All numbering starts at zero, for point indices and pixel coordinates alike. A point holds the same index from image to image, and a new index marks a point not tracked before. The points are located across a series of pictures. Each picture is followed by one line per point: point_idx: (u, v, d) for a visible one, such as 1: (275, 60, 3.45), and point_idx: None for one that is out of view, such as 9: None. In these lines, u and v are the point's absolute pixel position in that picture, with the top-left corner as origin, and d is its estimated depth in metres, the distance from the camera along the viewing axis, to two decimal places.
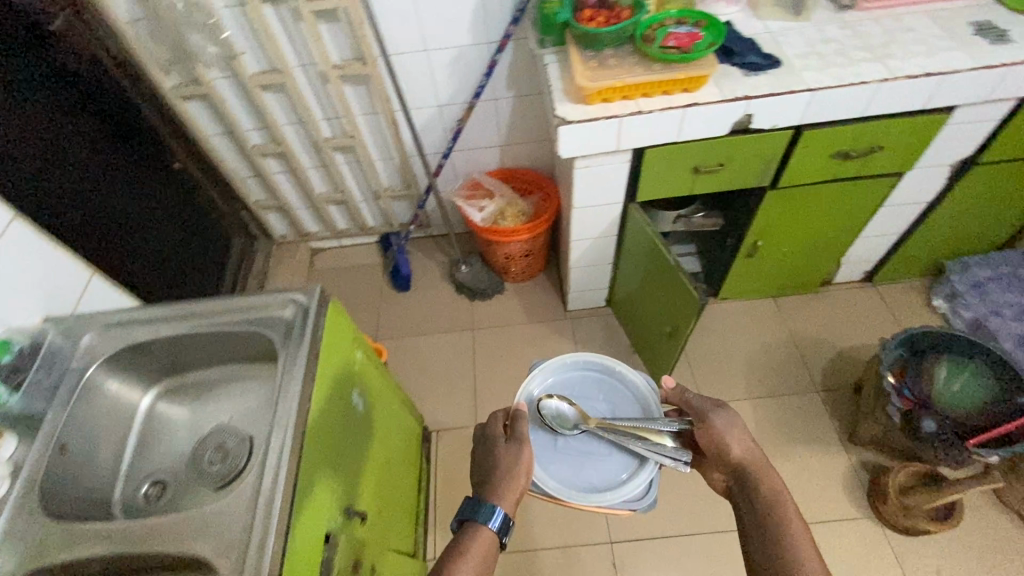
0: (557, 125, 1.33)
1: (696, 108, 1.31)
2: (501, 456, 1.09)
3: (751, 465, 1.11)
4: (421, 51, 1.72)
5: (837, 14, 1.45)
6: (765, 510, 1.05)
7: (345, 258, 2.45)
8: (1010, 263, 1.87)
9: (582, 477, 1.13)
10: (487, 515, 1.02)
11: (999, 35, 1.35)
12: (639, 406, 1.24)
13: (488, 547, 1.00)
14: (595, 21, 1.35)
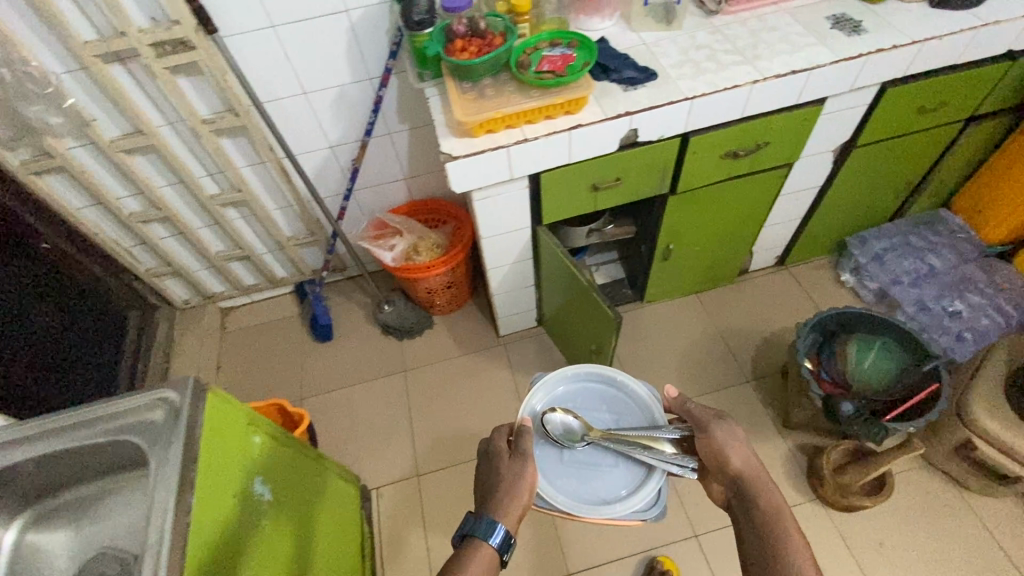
0: (443, 162, 1.27)
1: (580, 129, 1.30)
2: (504, 472, 1.09)
3: (749, 479, 1.07)
4: (300, 95, 1.63)
5: (705, 19, 1.48)
6: (764, 526, 1.01)
7: (260, 313, 2.30)
8: (902, 233, 1.97)
9: (589, 487, 1.18)
10: (489, 531, 1.00)
11: (853, 27, 1.41)
12: (640, 414, 1.28)
13: (490, 564, 0.98)
14: (467, 52, 1.30)
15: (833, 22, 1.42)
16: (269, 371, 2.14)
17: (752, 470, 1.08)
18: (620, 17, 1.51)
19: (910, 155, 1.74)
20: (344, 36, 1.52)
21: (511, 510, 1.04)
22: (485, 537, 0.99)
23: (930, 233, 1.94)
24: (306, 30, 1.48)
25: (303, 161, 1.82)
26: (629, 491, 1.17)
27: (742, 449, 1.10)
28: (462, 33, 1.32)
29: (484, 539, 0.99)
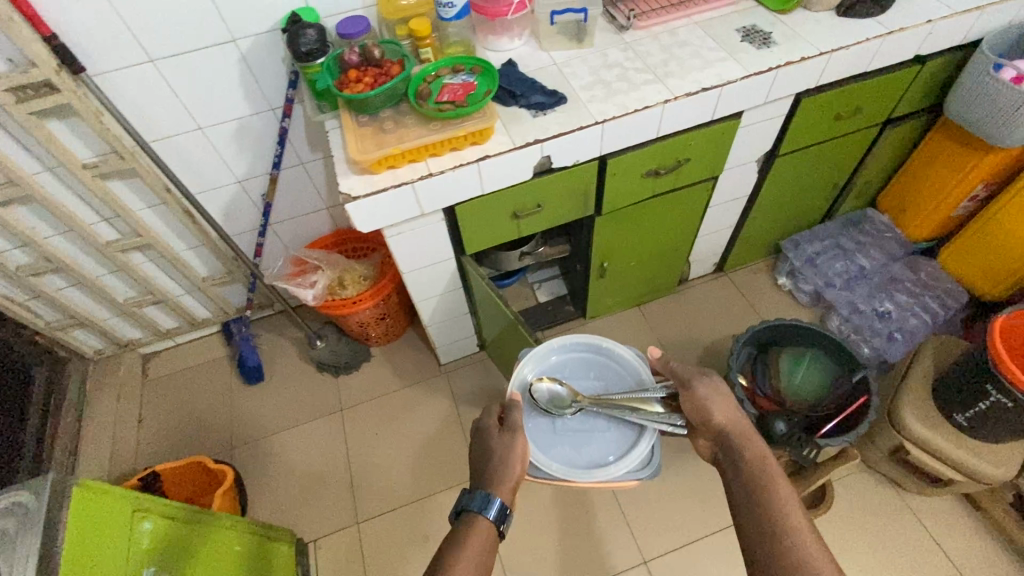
0: (342, 203, 1.18)
1: (488, 160, 1.22)
2: (497, 445, 1.18)
3: (736, 433, 1.10)
4: (195, 130, 1.51)
5: (617, 35, 1.43)
6: (753, 473, 1.02)
7: (186, 356, 2.16)
8: (832, 235, 1.99)
9: (581, 451, 1.34)
10: (484, 503, 1.06)
11: (763, 39, 1.38)
12: (627, 380, 1.43)
13: (487, 534, 1.03)
14: (361, 83, 1.21)
15: (743, 35, 1.39)
16: (195, 420, 2.00)
17: (737, 427, 1.11)
18: (529, 35, 1.45)
19: (833, 160, 1.75)
20: (236, 66, 1.41)
21: (503, 484, 1.11)
22: (481, 509, 1.05)
23: (859, 234, 1.97)
24: (192, 62, 1.37)
25: (210, 198, 1.70)
26: (616, 455, 1.33)
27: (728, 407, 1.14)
28: (355, 62, 1.23)
29: (479, 511, 1.05)
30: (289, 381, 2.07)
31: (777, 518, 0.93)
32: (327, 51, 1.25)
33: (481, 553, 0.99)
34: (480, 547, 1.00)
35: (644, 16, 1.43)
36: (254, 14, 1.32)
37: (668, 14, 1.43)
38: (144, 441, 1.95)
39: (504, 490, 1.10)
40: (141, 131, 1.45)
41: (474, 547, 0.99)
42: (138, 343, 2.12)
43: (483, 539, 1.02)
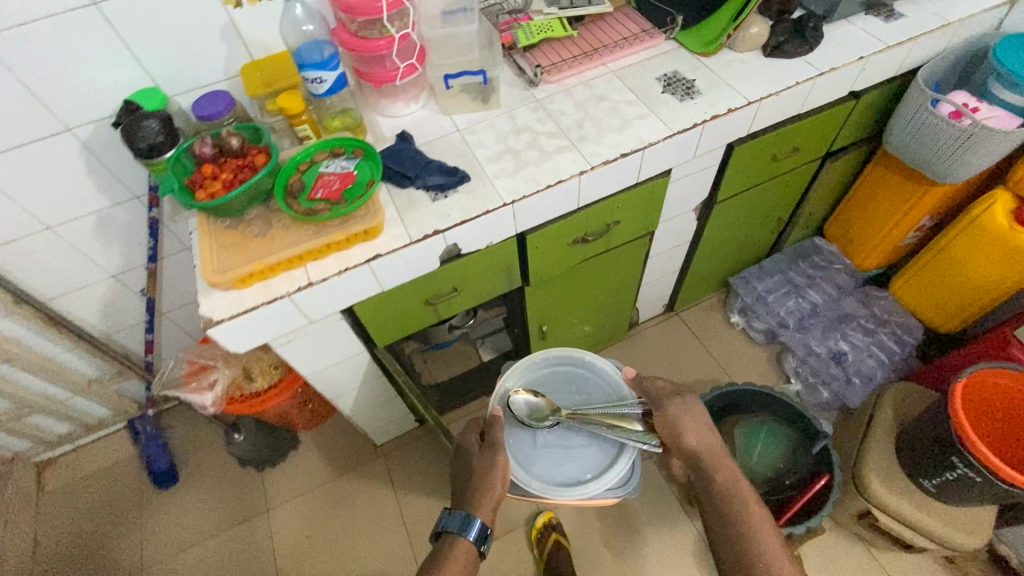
0: (203, 330, 0.98)
1: (382, 259, 1.04)
2: (479, 466, 1.14)
3: (707, 455, 1.13)
4: (44, 231, 1.28)
5: (525, 91, 1.26)
6: (728, 500, 1.07)
7: (84, 462, 1.89)
8: (780, 268, 1.89)
9: (556, 463, 1.22)
10: (463, 525, 1.04)
11: (686, 88, 1.24)
12: (608, 396, 1.29)
13: (466, 556, 1.02)
14: (217, 181, 1.01)
15: (664, 84, 1.25)
16: (100, 539, 1.75)
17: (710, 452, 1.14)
18: (428, 97, 1.27)
19: (775, 197, 1.64)
20: (81, 158, 1.19)
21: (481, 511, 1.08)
22: (461, 530, 1.04)
23: (808, 265, 1.87)
24: (21, 160, 1.14)
25: (81, 297, 1.46)
26: (594, 474, 1.20)
27: (698, 433, 1.14)
28: (209, 155, 1.03)
29: (459, 533, 1.04)
30: (206, 480, 1.83)
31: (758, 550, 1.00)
32: (175, 143, 1.04)
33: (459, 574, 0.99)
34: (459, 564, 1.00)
35: (557, 68, 1.27)
36: (87, 99, 1.10)
37: (582, 63, 1.27)
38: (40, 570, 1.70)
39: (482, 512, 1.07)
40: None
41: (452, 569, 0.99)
42: (27, 453, 1.85)
43: (461, 559, 1.01)
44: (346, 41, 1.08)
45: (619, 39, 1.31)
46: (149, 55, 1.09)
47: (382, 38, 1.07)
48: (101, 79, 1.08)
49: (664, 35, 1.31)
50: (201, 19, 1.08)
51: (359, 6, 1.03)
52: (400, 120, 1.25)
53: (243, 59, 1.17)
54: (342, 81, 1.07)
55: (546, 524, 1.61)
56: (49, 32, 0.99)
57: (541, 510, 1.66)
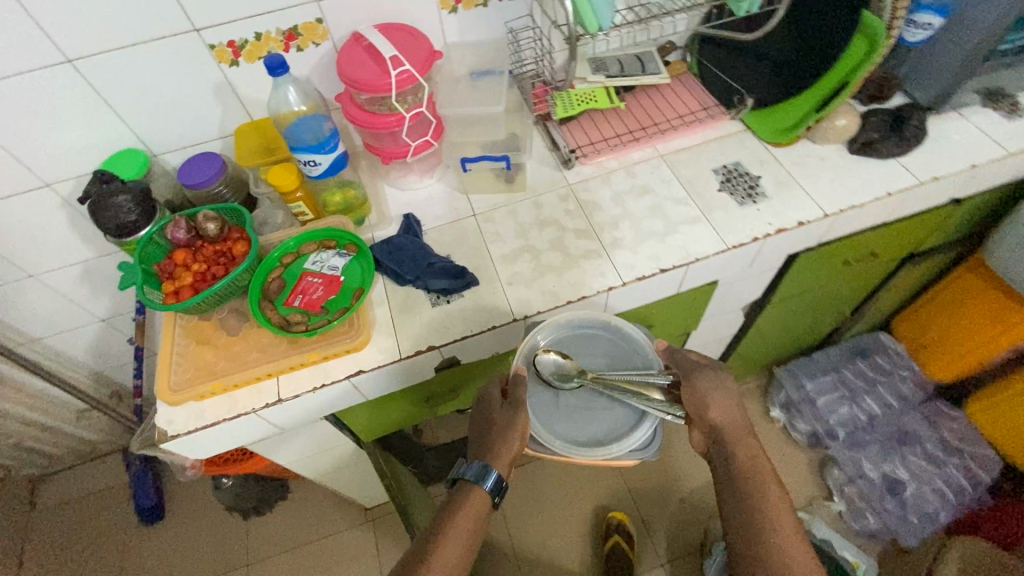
0: (156, 445, 0.85)
1: (365, 375, 0.89)
2: (495, 423, 0.80)
3: (729, 434, 0.80)
4: (27, 279, 1.19)
5: (555, 174, 1.09)
6: (755, 503, 0.76)
7: (71, 486, 1.81)
8: (833, 367, 1.66)
9: (570, 431, 0.80)
10: (478, 474, 0.77)
11: (749, 189, 1.04)
12: (640, 350, 0.86)
13: (478, 514, 0.76)
14: (189, 274, 0.88)
15: (723, 180, 1.05)
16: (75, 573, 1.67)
17: (739, 430, 0.80)
18: (444, 168, 1.11)
19: (840, 296, 1.41)
20: (62, 210, 1.08)
21: (500, 457, 0.78)
22: (476, 482, 0.77)
23: (868, 367, 1.63)
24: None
25: (67, 338, 1.37)
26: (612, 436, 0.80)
27: (726, 406, 0.80)
28: (184, 240, 0.90)
29: (472, 484, 0.77)
30: (191, 522, 1.75)
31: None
32: (151, 221, 0.92)
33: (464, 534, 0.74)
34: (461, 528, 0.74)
35: (595, 149, 1.10)
36: (68, 156, 0.99)
37: (627, 145, 1.09)
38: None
39: (501, 460, 0.78)
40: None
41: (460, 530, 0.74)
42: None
43: (468, 513, 0.76)
44: (351, 113, 0.92)
45: (674, 117, 1.12)
46: (135, 112, 0.96)
47: (391, 113, 0.92)
48: (82, 137, 0.97)
49: (732, 115, 1.11)
50: (193, 78, 0.95)
51: (365, 79, 0.87)
52: (408, 195, 1.10)
53: (241, 117, 1.04)
54: (340, 162, 0.92)
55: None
56: (20, 89, 0.87)
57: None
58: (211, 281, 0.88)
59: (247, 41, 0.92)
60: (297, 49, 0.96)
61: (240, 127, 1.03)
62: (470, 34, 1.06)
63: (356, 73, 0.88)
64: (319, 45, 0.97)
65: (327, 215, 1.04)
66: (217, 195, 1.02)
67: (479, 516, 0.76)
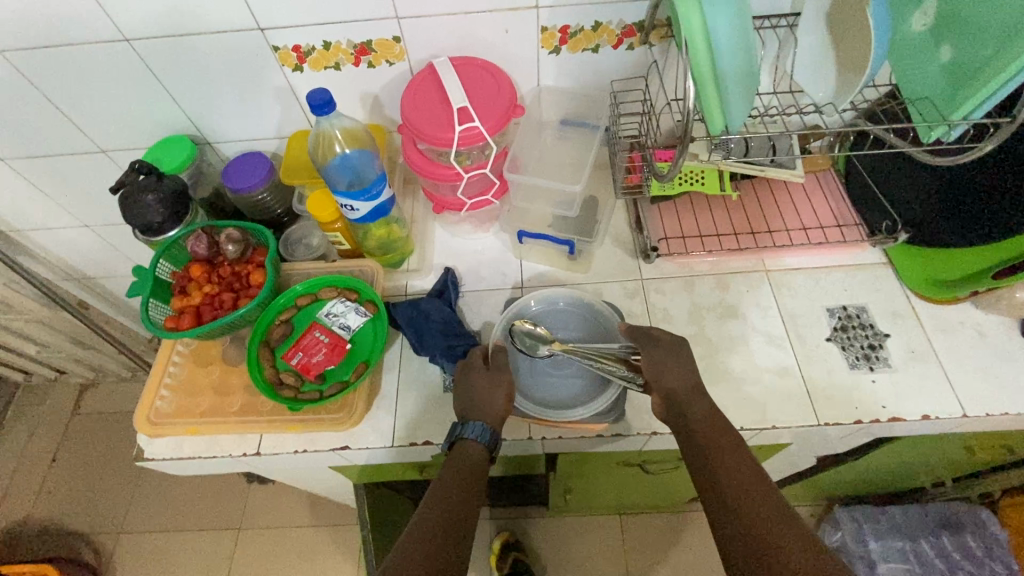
0: (133, 460, 0.78)
1: (354, 452, 0.77)
2: (479, 385, 0.74)
3: (683, 395, 0.70)
4: (83, 228, 1.18)
5: (628, 262, 0.91)
6: (712, 460, 0.63)
7: (108, 400, 1.88)
8: (908, 534, 1.39)
9: (539, 392, 0.81)
10: (477, 432, 0.70)
11: (867, 348, 0.81)
12: (612, 325, 0.83)
13: (479, 469, 0.68)
14: (197, 299, 0.81)
15: (836, 327, 0.83)
16: (93, 485, 1.75)
17: (695, 389, 0.71)
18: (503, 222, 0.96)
19: (946, 466, 1.14)
20: (115, 175, 1.04)
21: (489, 411, 0.73)
22: (476, 441, 0.70)
23: (952, 545, 1.35)
24: (58, 168, 1.01)
25: (114, 285, 1.38)
26: (575, 399, 0.81)
27: (680, 367, 0.72)
28: (203, 255, 0.83)
29: (470, 442, 0.70)
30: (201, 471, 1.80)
31: (779, 549, 0.51)
32: (178, 225, 0.85)
33: (460, 495, 0.63)
34: (453, 485, 0.64)
35: (685, 245, 0.90)
36: (124, 128, 0.94)
37: (727, 251, 0.88)
38: (44, 494, 1.73)
39: (490, 413, 0.72)
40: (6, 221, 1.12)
41: (458, 491, 0.64)
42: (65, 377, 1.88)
43: (466, 471, 0.67)
44: (408, 154, 0.80)
45: (795, 226, 0.91)
46: (191, 99, 0.89)
47: (451, 165, 0.79)
48: (138, 112, 0.91)
49: (871, 244, 0.87)
50: (253, 77, 0.85)
51: (427, 127, 0.75)
52: (457, 244, 0.96)
53: (300, 123, 0.94)
54: (382, 209, 0.80)
55: (507, 543, 1.56)
56: (76, 58, 0.81)
57: (501, 530, 1.60)
58: (217, 311, 0.80)
59: (314, 48, 0.81)
60: (368, 65, 0.83)
61: (295, 135, 0.93)
62: (568, 79, 0.88)
63: (420, 117, 0.75)
64: (393, 65, 0.84)
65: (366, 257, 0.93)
66: (258, 201, 0.93)
67: (477, 479, 0.67)
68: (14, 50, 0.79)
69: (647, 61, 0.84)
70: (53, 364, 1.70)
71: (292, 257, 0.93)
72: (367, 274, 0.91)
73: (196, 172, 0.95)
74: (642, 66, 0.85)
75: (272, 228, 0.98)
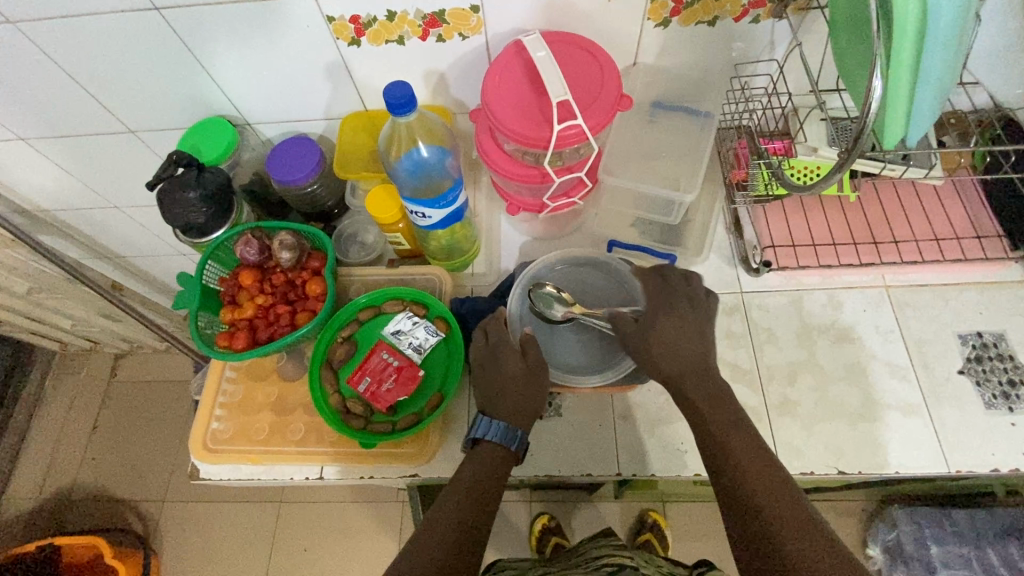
0: (193, 476, 0.73)
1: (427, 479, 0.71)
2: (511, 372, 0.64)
3: (680, 379, 0.61)
4: (111, 208, 1.06)
5: (726, 272, 0.80)
6: (715, 448, 0.57)
7: (146, 369, 1.56)
8: (971, 538, 1.09)
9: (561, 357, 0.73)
10: (500, 435, 0.61)
11: (1006, 384, 0.71)
12: (636, 286, 0.74)
13: (501, 466, 0.60)
14: (247, 313, 0.73)
15: (969, 358, 0.73)
16: (123, 458, 1.46)
17: (699, 371, 0.61)
18: (581, 221, 0.85)
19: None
20: (147, 157, 0.93)
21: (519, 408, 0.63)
22: (498, 443, 0.61)
23: (1018, 554, 1.06)
24: (85, 146, 0.90)
25: (144, 263, 1.25)
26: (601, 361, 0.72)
27: (678, 352, 0.61)
28: (254, 262, 0.75)
29: (499, 447, 0.61)
30: None
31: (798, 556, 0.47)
32: (222, 225, 0.77)
33: (472, 504, 0.56)
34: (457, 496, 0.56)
35: (796, 255, 0.79)
36: (156, 107, 0.82)
37: (844, 265, 0.77)
38: (88, 462, 1.46)
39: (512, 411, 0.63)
40: (32, 200, 1.01)
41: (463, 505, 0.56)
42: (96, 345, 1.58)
43: (477, 477, 0.58)
44: (485, 149, 0.70)
45: (924, 236, 0.79)
46: (230, 76, 0.77)
47: (536, 166, 0.69)
48: (172, 91, 0.79)
49: (1015, 260, 0.75)
50: (302, 53, 0.73)
51: (516, 123, 0.64)
52: (527, 245, 0.84)
53: (353, 103, 0.82)
54: (455, 214, 0.71)
55: (546, 527, 1.22)
56: (101, 30, 0.69)
57: (539, 512, 1.26)
58: (271, 326, 0.73)
59: (375, 19, 0.68)
60: (437, 40, 0.70)
61: (348, 118, 0.82)
62: (672, 57, 0.74)
63: (505, 109, 0.65)
64: (466, 38, 0.70)
65: (430, 262, 0.83)
66: (307, 194, 0.83)
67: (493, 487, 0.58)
68: (31, 20, 0.68)
69: (774, 36, 0.70)
70: (82, 340, 1.51)
71: (345, 257, 0.85)
72: (432, 282, 0.80)
73: (237, 161, 0.84)
74: (764, 42, 0.71)
75: (322, 221, 0.88)
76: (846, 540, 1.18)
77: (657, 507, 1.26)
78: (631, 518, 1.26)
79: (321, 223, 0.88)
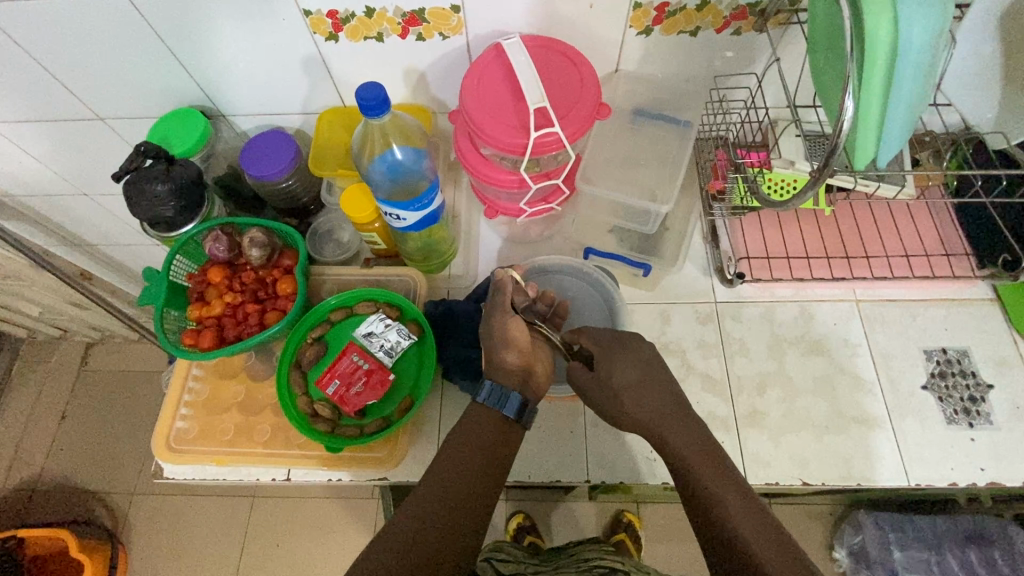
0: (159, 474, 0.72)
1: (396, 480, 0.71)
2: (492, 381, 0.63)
3: (704, 479, 0.55)
4: (81, 196, 1.02)
5: (702, 282, 0.80)
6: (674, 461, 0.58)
7: (118, 359, 1.52)
8: (933, 545, 1.11)
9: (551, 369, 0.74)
10: (492, 396, 0.62)
11: (967, 400, 0.72)
12: (613, 293, 0.74)
13: (495, 451, 0.60)
14: (214, 314, 0.72)
15: (933, 374, 0.74)
16: (91, 450, 1.42)
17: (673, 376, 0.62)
18: (560, 226, 0.84)
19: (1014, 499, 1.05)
20: (120, 146, 0.91)
21: (490, 421, 0.62)
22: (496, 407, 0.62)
23: (975, 560, 1.07)
24: (51, 132, 0.86)
25: (114, 251, 1.21)
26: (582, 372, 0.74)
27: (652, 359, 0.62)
28: (223, 258, 0.74)
29: (493, 423, 0.61)
30: None
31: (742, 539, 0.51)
32: (191, 220, 0.75)
33: (450, 483, 0.56)
34: (449, 506, 0.55)
35: (770, 267, 0.80)
36: (126, 96, 0.80)
37: (816, 278, 0.78)
38: (54, 453, 1.42)
39: (488, 426, 0.61)
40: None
41: (452, 509, 0.55)
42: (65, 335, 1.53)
43: (456, 471, 0.57)
44: (464, 153, 0.69)
45: (895, 252, 0.80)
46: (203, 66, 0.75)
47: (514, 171, 0.68)
48: (143, 80, 0.77)
49: (980, 278, 0.77)
50: (279, 46, 0.71)
51: (492, 126, 0.63)
52: (505, 248, 0.83)
53: (332, 99, 0.81)
54: (430, 216, 0.70)
55: (520, 525, 1.21)
56: (70, 18, 0.67)
57: (514, 511, 1.25)
58: (239, 325, 0.72)
59: (354, 15, 0.67)
60: (417, 38, 0.69)
61: (326, 114, 0.81)
62: (655, 65, 0.74)
63: (485, 113, 0.64)
64: (447, 38, 0.69)
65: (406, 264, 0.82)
66: (283, 189, 0.81)
67: (479, 486, 0.57)
68: None
69: (755, 47, 0.70)
70: (50, 328, 1.47)
71: (320, 255, 0.84)
72: (407, 284, 0.79)
73: (210, 153, 0.82)
74: (746, 54, 0.71)
75: (297, 217, 0.87)
76: (814, 542, 1.20)
77: (631, 505, 1.27)
78: (604, 517, 1.26)
79: (296, 220, 0.87)
